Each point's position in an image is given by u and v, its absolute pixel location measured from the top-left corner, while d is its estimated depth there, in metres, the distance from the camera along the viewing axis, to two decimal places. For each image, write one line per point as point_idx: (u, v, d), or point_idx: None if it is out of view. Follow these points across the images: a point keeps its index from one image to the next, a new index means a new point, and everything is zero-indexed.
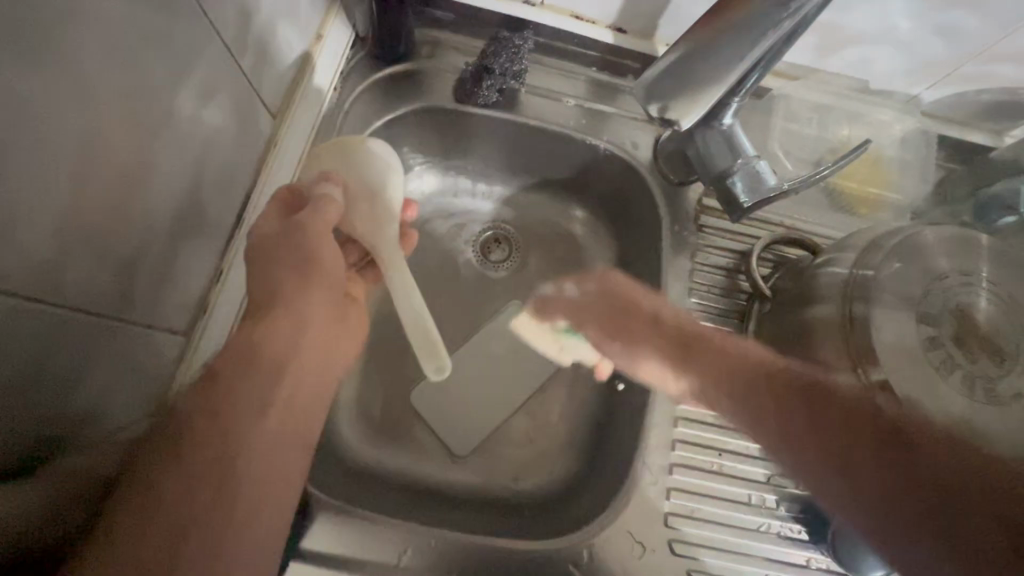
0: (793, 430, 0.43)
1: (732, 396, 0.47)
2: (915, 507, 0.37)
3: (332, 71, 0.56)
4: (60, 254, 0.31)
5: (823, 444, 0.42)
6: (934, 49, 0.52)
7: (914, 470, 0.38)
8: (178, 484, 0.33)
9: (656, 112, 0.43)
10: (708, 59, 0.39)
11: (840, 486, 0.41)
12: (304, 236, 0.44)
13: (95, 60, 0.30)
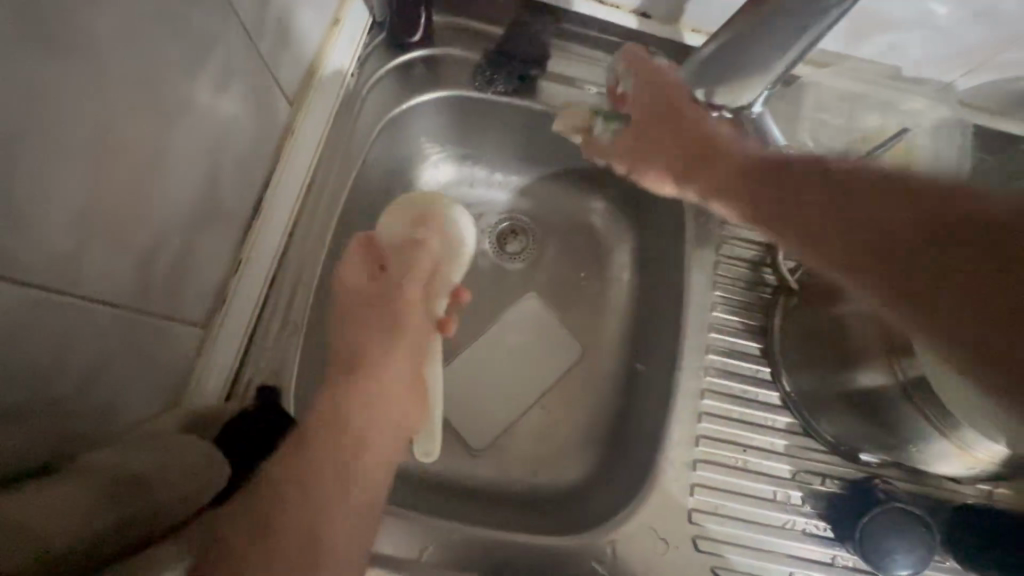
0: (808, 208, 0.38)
1: (748, 185, 0.42)
2: (938, 288, 0.30)
3: (350, 56, 0.54)
4: (79, 245, 0.30)
5: (864, 245, 0.34)
6: (972, 34, 0.50)
7: (927, 213, 0.32)
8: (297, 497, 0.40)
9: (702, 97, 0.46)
10: (747, 54, 0.41)
11: (878, 260, 0.33)
12: (383, 276, 0.52)
13: (110, 42, 0.29)
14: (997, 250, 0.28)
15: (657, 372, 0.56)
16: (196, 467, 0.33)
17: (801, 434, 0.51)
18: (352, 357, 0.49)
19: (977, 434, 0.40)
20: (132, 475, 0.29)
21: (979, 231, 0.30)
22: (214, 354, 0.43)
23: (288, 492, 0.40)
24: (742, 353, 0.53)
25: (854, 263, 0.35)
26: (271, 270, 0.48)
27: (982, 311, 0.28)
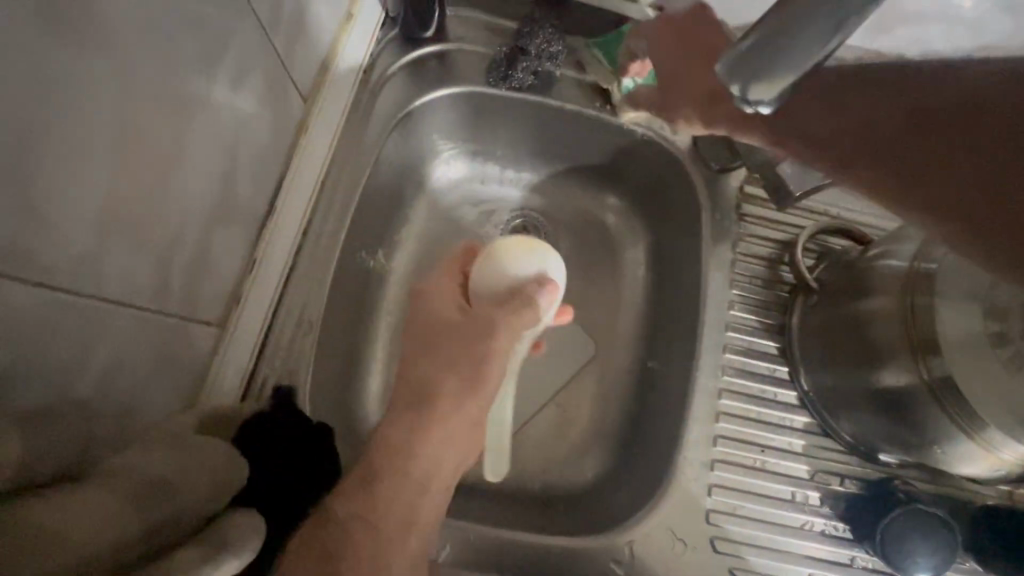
0: (846, 128, 0.39)
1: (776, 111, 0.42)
2: (979, 206, 0.32)
3: (363, 52, 0.54)
4: (99, 245, 0.29)
5: (894, 171, 0.36)
6: (998, 28, 0.49)
7: (949, 134, 0.34)
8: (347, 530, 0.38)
9: (739, 94, 0.31)
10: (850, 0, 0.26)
11: (908, 181, 0.35)
12: (473, 318, 0.45)
13: (130, 37, 0.28)
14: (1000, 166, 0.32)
15: (673, 370, 0.55)
16: (218, 469, 0.33)
17: (819, 434, 0.51)
18: (418, 392, 0.43)
19: (1003, 436, 0.38)
20: (156, 479, 0.29)
21: (1007, 129, 0.33)
22: (230, 354, 0.43)
23: (341, 534, 0.38)
24: (759, 353, 0.52)
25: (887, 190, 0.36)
26: (286, 269, 0.48)
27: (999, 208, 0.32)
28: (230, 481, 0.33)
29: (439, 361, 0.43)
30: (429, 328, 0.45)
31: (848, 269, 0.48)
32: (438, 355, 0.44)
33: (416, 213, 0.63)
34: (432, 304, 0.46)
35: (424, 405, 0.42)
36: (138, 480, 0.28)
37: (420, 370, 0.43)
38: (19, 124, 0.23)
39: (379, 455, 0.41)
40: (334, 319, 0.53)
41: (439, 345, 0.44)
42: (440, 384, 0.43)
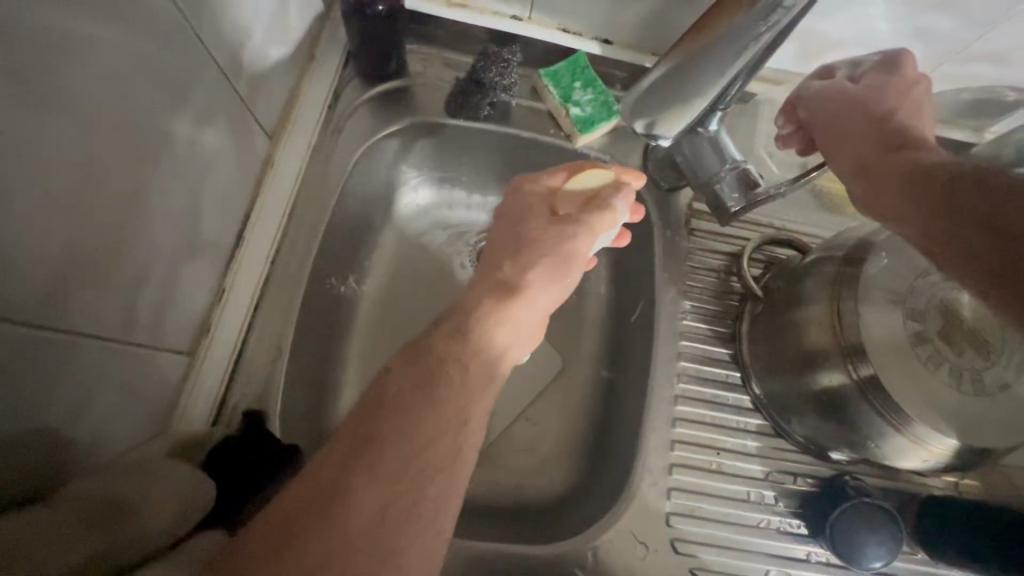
0: (939, 171, 0.38)
1: (841, 149, 0.44)
2: (988, 248, 0.34)
3: (326, 89, 0.57)
4: (67, 285, 0.32)
5: (942, 195, 0.37)
6: (913, 50, 0.53)
7: (990, 200, 0.35)
8: (413, 419, 0.34)
9: (643, 128, 0.43)
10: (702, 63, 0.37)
11: (938, 210, 0.36)
12: (567, 226, 0.46)
13: (94, 93, 0.31)
14: (1002, 241, 0.34)
15: (634, 381, 0.58)
16: (183, 486, 0.35)
17: (773, 435, 0.53)
18: (480, 311, 0.42)
19: (927, 428, 0.41)
20: (116, 500, 0.31)
21: None
22: (200, 381, 0.45)
23: (390, 436, 0.33)
24: (712, 359, 0.55)
25: (954, 193, 0.36)
26: (255, 297, 0.50)
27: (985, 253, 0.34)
28: (196, 498, 0.35)
29: (522, 268, 0.44)
30: (511, 232, 0.47)
31: (787, 278, 0.51)
32: (529, 253, 0.45)
33: (385, 239, 0.65)
34: (522, 213, 0.48)
35: (489, 331, 0.41)
36: (98, 502, 0.30)
37: (510, 261, 0.45)
38: None
39: (427, 356, 0.38)
40: (305, 344, 0.55)
41: (528, 279, 0.44)
42: (521, 289, 0.43)
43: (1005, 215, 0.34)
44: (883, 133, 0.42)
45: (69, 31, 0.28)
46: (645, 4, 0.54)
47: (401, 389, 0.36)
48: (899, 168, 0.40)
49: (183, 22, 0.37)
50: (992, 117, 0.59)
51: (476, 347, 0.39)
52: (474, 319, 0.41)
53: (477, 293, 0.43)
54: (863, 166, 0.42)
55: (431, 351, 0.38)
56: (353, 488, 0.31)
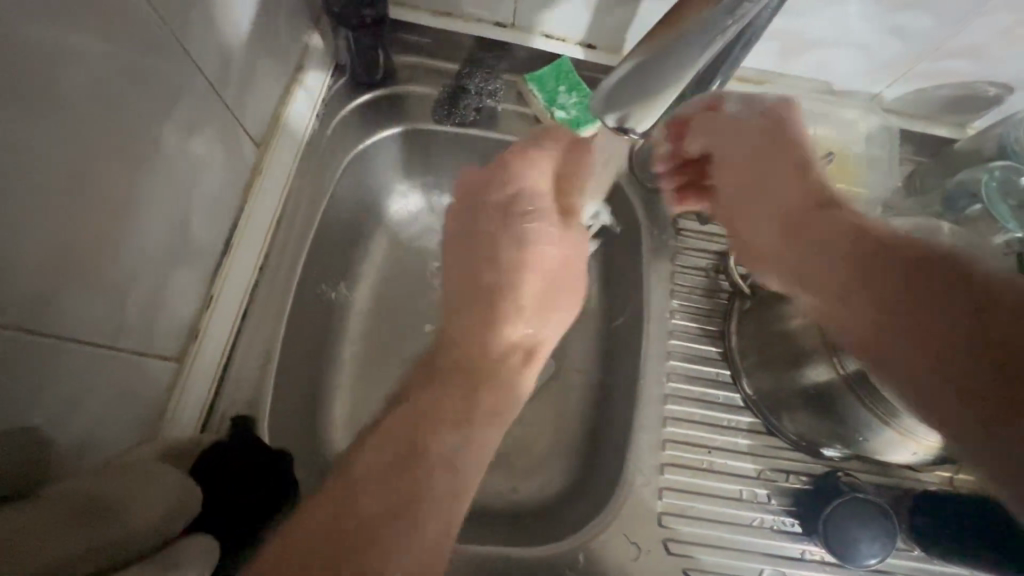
0: (858, 247, 0.36)
1: (760, 209, 0.43)
2: (899, 342, 0.33)
3: (315, 96, 0.58)
4: (56, 289, 0.32)
5: (857, 274, 0.36)
6: (891, 49, 0.54)
7: (903, 289, 0.33)
8: (408, 453, 0.38)
9: (615, 123, 0.40)
10: (675, 58, 0.36)
11: (854, 285, 0.36)
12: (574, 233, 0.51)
13: (80, 103, 0.31)
14: (922, 343, 0.32)
15: (625, 380, 0.58)
16: (172, 488, 0.35)
17: (765, 432, 0.53)
18: (473, 336, 0.45)
19: (916, 422, 0.40)
20: (104, 500, 0.31)
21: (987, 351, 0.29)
22: (189, 387, 0.45)
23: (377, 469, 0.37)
24: (702, 357, 0.55)
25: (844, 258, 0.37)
26: (244, 303, 0.50)
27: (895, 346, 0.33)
28: (188, 504, 0.36)
29: (535, 294, 0.48)
30: (512, 222, 0.49)
31: None
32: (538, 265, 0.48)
33: (375, 245, 0.66)
34: (529, 195, 0.50)
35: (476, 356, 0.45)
36: (89, 499, 0.30)
37: (525, 293, 0.47)
38: None
39: (409, 446, 0.38)
40: (295, 349, 0.55)
41: (548, 318, 0.49)
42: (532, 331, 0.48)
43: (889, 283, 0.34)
44: (811, 199, 0.40)
45: (57, 41, 0.29)
46: (625, 8, 0.55)
47: (375, 489, 0.36)
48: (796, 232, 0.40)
49: (171, 32, 0.37)
50: (973, 113, 0.60)
51: (463, 441, 0.40)
52: (460, 393, 0.42)
53: (464, 354, 0.44)
54: (778, 229, 0.42)
55: (408, 445, 0.38)
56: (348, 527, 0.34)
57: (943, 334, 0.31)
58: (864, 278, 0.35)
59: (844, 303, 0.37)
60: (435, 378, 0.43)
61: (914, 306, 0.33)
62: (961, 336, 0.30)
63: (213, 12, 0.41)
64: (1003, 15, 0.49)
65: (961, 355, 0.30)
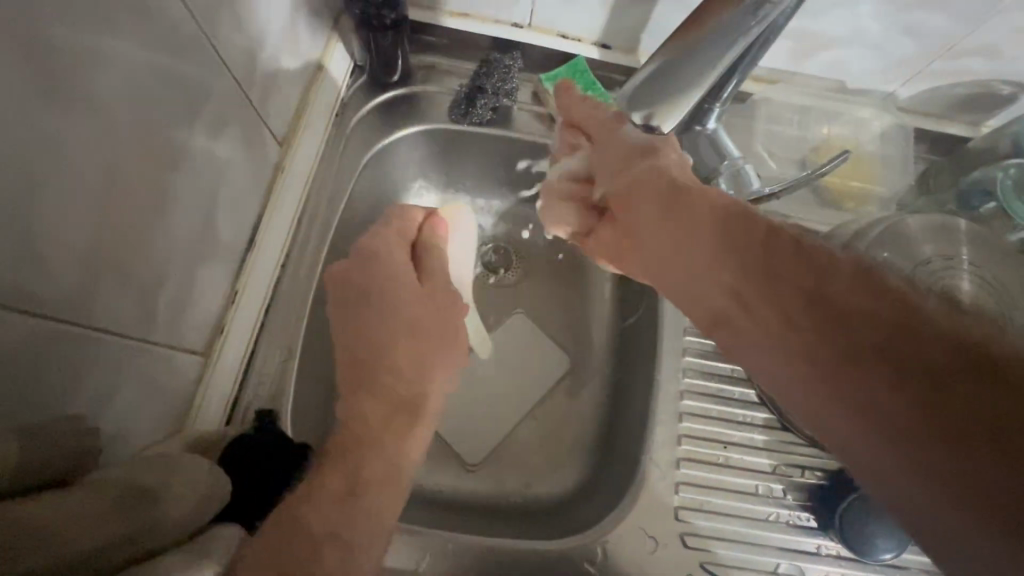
0: (749, 270, 0.36)
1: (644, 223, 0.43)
2: (870, 391, 0.30)
3: (334, 97, 0.59)
4: (91, 282, 0.33)
5: (756, 297, 0.36)
6: (906, 48, 0.55)
7: (879, 350, 0.30)
8: (330, 484, 0.41)
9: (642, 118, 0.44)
10: (697, 58, 0.38)
11: (753, 306, 0.36)
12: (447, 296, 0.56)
13: (113, 102, 0.32)
14: (927, 401, 0.28)
15: (640, 377, 0.58)
16: (204, 481, 0.36)
17: (780, 428, 0.54)
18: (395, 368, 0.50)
19: None
20: (144, 486, 0.32)
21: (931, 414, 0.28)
22: (215, 380, 0.46)
23: (309, 506, 0.39)
24: (717, 354, 0.56)
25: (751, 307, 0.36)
26: (267, 298, 0.51)
27: (887, 410, 0.29)
28: (216, 495, 0.37)
29: (414, 364, 0.51)
30: (393, 269, 0.55)
31: None
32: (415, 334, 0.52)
33: None
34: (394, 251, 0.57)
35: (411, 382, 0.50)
36: (131, 485, 0.31)
37: (403, 357, 0.50)
38: (27, 181, 0.28)
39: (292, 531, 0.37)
40: (316, 345, 0.56)
41: (430, 372, 0.51)
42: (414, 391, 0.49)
43: (791, 328, 0.34)
44: (716, 217, 0.39)
45: (93, 41, 0.30)
46: (641, 8, 0.55)
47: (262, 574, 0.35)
48: (740, 269, 0.37)
49: (200, 32, 0.38)
50: (988, 112, 0.60)
51: (341, 517, 0.39)
52: (341, 475, 0.42)
53: (350, 432, 0.45)
54: (697, 242, 0.40)
55: (296, 528, 0.38)
56: (290, 559, 0.36)
57: (940, 389, 0.28)
58: (789, 316, 0.34)
59: (792, 337, 0.34)
60: (359, 409, 0.47)
61: (870, 360, 0.30)
62: (930, 404, 0.28)
63: (238, 13, 0.42)
64: (1018, 14, 0.49)
65: (960, 418, 0.27)
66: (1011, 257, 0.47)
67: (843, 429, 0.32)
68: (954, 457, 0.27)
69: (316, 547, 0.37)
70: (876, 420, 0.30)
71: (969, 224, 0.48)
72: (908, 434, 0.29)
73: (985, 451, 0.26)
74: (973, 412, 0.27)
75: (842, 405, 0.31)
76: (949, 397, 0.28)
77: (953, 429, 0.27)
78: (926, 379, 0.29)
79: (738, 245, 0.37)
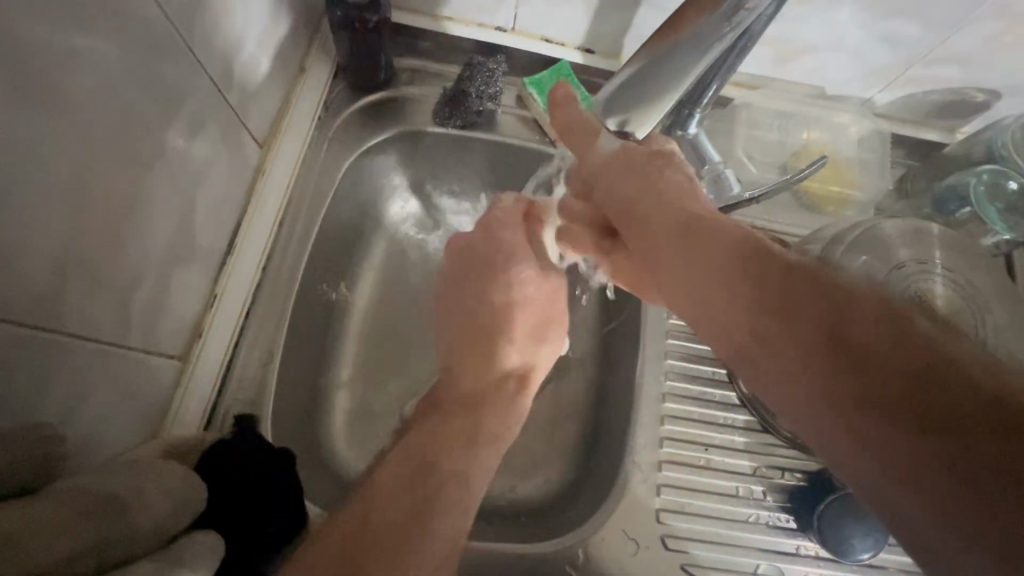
0: (757, 285, 0.34)
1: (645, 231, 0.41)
2: (878, 414, 0.27)
3: (316, 100, 0.59)
4: (61, 287, 0.32)
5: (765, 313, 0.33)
6: (883, 55, 0.56)
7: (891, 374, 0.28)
8: (460, 430, 0.44)
9: (614, 126, 0.44)
10: (669, 62, 0.38)
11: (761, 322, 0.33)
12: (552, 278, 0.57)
13: (86, 105, 0.32)
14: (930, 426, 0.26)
15: (623, 380, 0.59)
16: (179, 488, 0.35)
17: (761, 431, 0.54)
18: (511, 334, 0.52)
19: None
20: (116, 495, 0.31)
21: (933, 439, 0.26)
22: (192, 385, 0.46)
23: (441, 450, 0.42)
24: (699, 357, 0.56)
25: (756, 321, 0.33)
26: (246, 302, 0.51)
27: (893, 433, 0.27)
28: (192, 500, 0.36)
29: (529, 330, 0.53)
30: (519, 243, 0.56)
31: None
32: (522, 306, 0.54)
33: (376, 246, 0.66)
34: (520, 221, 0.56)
35: (521, 348, 0.52)
36: (101, 495, 0.31)
37: (520, 328, 0.53)
38: None
39: (419, 462, 0.40)
40: (297, 349, 0.55)
41: (536, 346, 0.54)
42: (524, 359, 0.52)
43: (793, 337, 0.32)
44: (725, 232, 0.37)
45: (62, 41, 0.29)
46: (622, 14, 0.56)
47: (392, 496, 0.38)
48: (745, 285, 0.34)
49: (176, 34, 0.38)
50: (963, 118, 0.61)
51: (467, 460, 0.42)
52: (466, 425, 0.44)
53: (465, 388, 0.48)
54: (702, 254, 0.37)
55: (421, 459, 0.41)
56: (417, 496, 0.38)
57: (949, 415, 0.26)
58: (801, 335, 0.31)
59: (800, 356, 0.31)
60: (470, 372, 0.49)
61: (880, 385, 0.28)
62: (929, 409, 0.26)
63: (216, 15, 0.42)
64: (990, 23, 0.50)
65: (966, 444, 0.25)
66: (984, 260, 0.48)
67: (841, 438, 0.29)
68: (952, 463, 0.25)
69: (448, 485, 0.40)
70: (875, 441, 0.27)
71: (944, 228, 0.49)
72: (907, 454, 0.26)
73: (985, 456, 0.24)
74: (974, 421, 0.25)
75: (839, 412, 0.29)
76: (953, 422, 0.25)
77: (954, 451, 0.25)
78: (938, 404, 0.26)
79: (747, 262, 0.35)
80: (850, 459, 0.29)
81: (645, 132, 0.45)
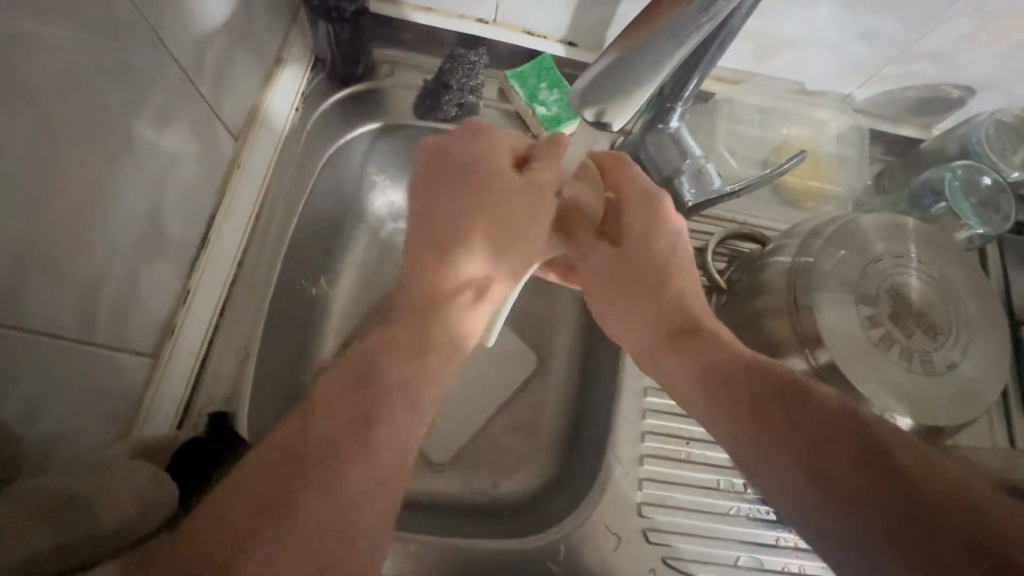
0: (731, 389, 0.39)
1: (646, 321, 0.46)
2: (836, 495, 0.32)
3: (294, 91, 0.58)
4: (21, 282, 0.31)
5: (741, 411, 0.38)
6: (861, 50, 0.56)
7: (853, 467, 0.32)
8: (390, 367, 0.33)
9: (592, 117, 0.41)
10: (648, 52, 0.36)
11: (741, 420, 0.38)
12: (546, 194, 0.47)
13: (44, 91, 0.30)
14: (893, 514, 0.30)
15: (605, 375, 0.59)
16: (148, 488, 0.34)
17: None
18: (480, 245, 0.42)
19: (884, 410, 0.43)
20: (74, 498, 0.30)
21: (893, 517, 0.30)
22: (164, 383, 0.45)
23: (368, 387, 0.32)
24: None
25: (729, 415, 0.39)
26: (221, 297, 0.50)
27: (849, 511, 0.31)
28: (166, 499, 0.35)
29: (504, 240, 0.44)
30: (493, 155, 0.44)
31: (749, 271, 0.54)
32: (495, 219, 0.43)
33: (356, 242, 0.65)
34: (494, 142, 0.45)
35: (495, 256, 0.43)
36: (56, 498, 0.30)
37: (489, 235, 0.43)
38: None
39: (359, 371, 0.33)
40: (275, 346, 0.54)
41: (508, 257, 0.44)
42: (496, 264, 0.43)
43: (770, 434, 0.36)
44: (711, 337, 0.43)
45: (20, 25, 0.28)
46: (603, 8, 0.55)
47: (307, 445, 0.29)
48: (717, 385, 0.40)
49: (141, 18, 0.36)
50: (939, 115, 0.62)
51: (406, 390, 0.33)
52: (404, 345, 0.35)
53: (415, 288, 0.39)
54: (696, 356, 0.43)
55: (386, 346, 0.35)
56: (332, 465, 0.29)
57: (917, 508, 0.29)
58: (767, 433, 0.36)
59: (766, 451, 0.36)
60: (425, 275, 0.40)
61: (841, 473, 0.32)
62: (908, 489, 0.30)
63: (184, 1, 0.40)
64: (966, 19, 0.51)
65: (926, 527, 0.29)
66: (958, 254, 0.49)
67: (808, 510, 0.33)
68: (907, 535, 0.29)
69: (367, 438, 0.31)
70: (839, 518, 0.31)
71: (919, 222, 0.50)
72: (866, 526, 0.30)
73: (940, 540, 0.28)
74: (940, 488, 0.30)
75: (810, 484, 0.33)
76: (912, 511, 0.29)
77: (904, 531, 0.29)
78: (895, 491, 0.30)
79: (724, 369, 0.41)
80: (832, 538, 0.32)
81: (620, 125, 0.43)
